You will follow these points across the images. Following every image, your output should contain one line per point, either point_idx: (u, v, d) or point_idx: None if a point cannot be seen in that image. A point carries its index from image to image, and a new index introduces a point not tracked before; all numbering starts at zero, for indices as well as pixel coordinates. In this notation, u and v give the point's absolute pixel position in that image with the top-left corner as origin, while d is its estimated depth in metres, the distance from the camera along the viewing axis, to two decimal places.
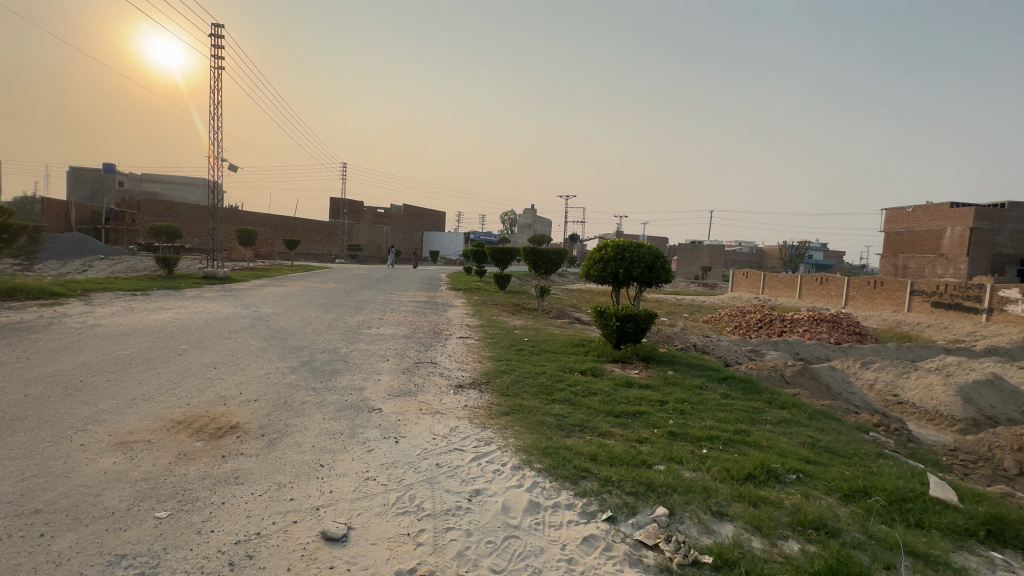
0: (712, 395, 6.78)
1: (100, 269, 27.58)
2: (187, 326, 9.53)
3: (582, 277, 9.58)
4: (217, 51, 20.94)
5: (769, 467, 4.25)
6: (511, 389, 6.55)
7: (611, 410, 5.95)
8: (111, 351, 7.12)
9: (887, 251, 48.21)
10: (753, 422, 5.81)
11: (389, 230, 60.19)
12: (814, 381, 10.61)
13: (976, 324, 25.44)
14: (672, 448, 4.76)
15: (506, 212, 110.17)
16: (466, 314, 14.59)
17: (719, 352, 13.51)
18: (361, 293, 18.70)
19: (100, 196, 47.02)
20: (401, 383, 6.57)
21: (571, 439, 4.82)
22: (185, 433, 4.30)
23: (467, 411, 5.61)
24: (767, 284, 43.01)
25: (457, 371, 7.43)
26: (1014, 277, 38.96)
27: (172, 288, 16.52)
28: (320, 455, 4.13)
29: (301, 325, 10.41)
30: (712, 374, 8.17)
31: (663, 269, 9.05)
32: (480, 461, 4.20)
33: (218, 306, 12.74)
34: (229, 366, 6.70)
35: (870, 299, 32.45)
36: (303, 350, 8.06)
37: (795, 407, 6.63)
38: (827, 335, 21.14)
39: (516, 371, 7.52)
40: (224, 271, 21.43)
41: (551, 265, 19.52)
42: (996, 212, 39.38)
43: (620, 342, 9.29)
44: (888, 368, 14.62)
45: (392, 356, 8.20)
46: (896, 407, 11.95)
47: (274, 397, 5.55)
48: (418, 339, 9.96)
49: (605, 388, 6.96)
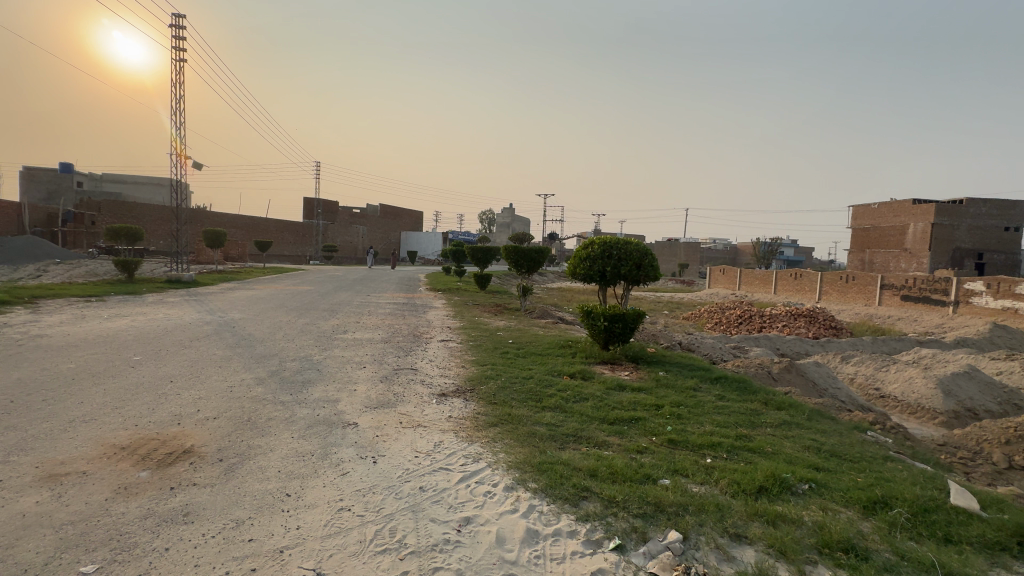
0: (707, 397, 6.52)
1: (55, 274, 26.04)
2: (145, 335, 8.78)
3: (569, 276, 9.22)
4: (178, 43, 19.93)
5: (780, 477, 3.96)
6: (498, 397, 6.13)
7: (605, 417, 5.61)
8: (53, 365, 6.41)
9: (855, 246, 49.59)
10: (753, 425, 5.55)
11: (365, 230, 58.97)
12: (802, 378, 10.52)
13: (944, 316, 26.16)
14: (675, 458, 4.44)
15: (484, 212, 109.70)
16: (447, 316, 14.05)
17: (704, 350, 13.37)
18: (337, 295, 17.99)
19: (56, 197, 44.61)
20: (379, 393, 6.06)
21: (567, 452, 4.45)
22: (128, 461, 3.74)
23: (452, 422, 5.17)
24: (743, 280, 43.71)
25: (440, 378, 6.97)
26: (972, 271, 40.31)
27: (132, 293, 15.56)
28: (286, 483, 3.62)
29: (270, 331, 9.74)
30: (704, 374, 7.92)
31: (652, 267, 8.79)
32: (469, 482, 3.78)
33: (181, 312, 11.93)
34: (188, 379, 6.08)
35: (842, 293, 33.16)
36: (272, 359, 7.45)
37: (792, 408, 6.41)
38: (805, 329, 21.38)
39: (502, 376, 7.10)
40: (190, 275, 20.39)
41: (533, 264, 19.16)
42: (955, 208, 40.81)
43: (608, 343, 8.99)
44: (867, 362, 14.74)
45: (370, 363, 7.67)
46: (879, 401, 12.01)
47: (237, 413, 5.00)
48: (397, 343, 9.42)
49: (596, 392, 6.63)
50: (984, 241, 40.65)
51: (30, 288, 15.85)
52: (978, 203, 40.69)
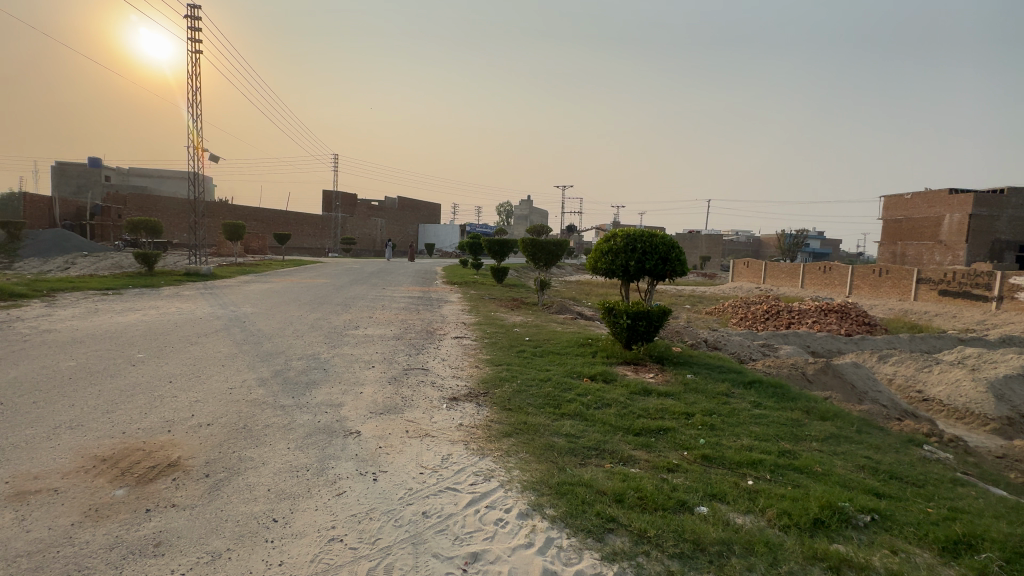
0: (741, 405, 5.95)
1: (82, 266, 26.64)
2: (154, 330, 8.61)
3: (589, 270, 8.69)
4: (194, 34, 19.87)
5: (837, 507, 3.43)
6: (512, 402, 5.68)
7: (630, 427, 5.13)
8: (54, 363, 6.21)
9: (886, 238, 47.52)
10: (796, 439, 4.98)
11: (383, 223, 59.05)
12: (839, 380, 9.84)
13: (986, 312, 24.72)
14: (712, 479, 3.93)
15: (502, 204, 109.35)
16: (462, 311, 13.65)
17: (731, 348, 12.71)
18: (351, 288, 17.79)
19: (85, 191, 45.80)
20: (386, 397, 5.67)
21: (589, 471, 3.99)
22: (105, 476, 3.41)
23: (462, 432, 4.74)
24: (768, 273, 42.38)
25: (452, 379, 6.56)
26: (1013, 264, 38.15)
27: (149, 286, 15.61)
28: (273, 505, 3.24)
29: (280, 327, 9.47)
30: (735, 377, 7.33)
31: (679, 261, 8.17)
32: (479, 506, 3.35)
33: (194, 305, 11.82)
34: (189, 379, 5.80)
35: (875, 287, 31.70)
36: (277, 357, 7.14)
37: (837, 418, 5.81)
38: (837, 326, 20.38)
39: (518, 379, 6.65)
40: (207, 268, 20.44)
41: (551, 257, 18.63)
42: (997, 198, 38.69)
43: (631, 342, 8.46)
44: (908, 362, 13.85)
45: (379, 362, 7.30)
46: (922, 405, 11.21)
47: (232, 419, 4.66)
48: (409, 340, 9.04)
49: (618, 397, 6.13)
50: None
51: (53, 280, 16.07)
52: (1021, 193, 38.51)
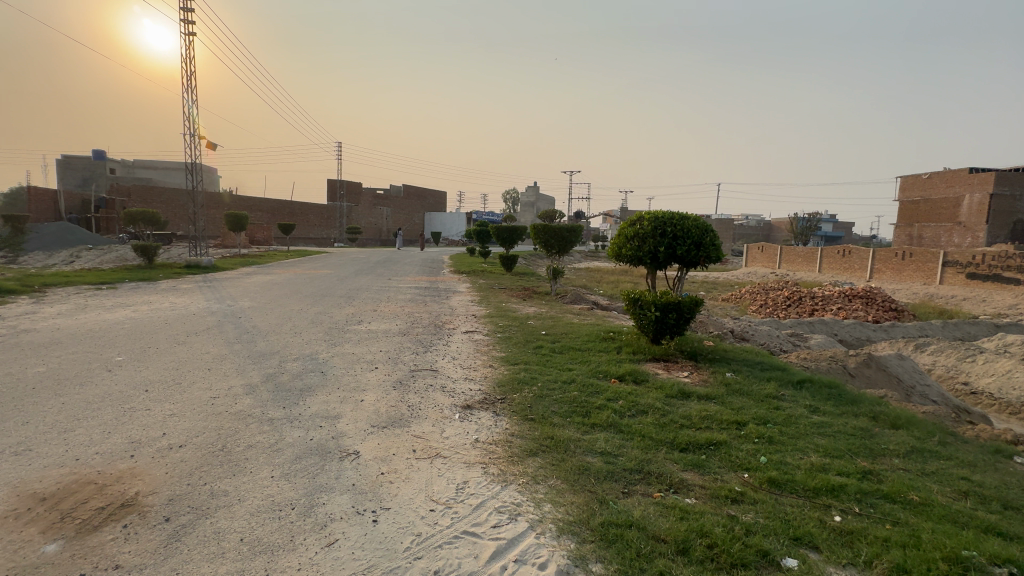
0: (797, 411, 5.19)
1: (86, 259, 26.26)
2: (140, 329, 7.98)
3: (612, 258, 7.91)
4: (187, 17, 19.11)
5: (965, 558, 2.69)
6: (534, 411, 4.94)
7: (674, 441, 4.39)
8: (20, 369, 5.55)
9: (902, 220, 45.98)
10: (874, 455, 4.23)
11: (389, 212, 58.30)
12: (883, 373, 9.06)
13: (1017, 295, 23.57)
14: (789, 514, 3.20)
15: (507, 193, 108.35)
16: (472, 302, 12.89)
17: (760, 339, 11.90)
18: (355, 280, 17.08)
19: (89, 184, 45.56)
20: (389, 406, 4.96)
21: (637, 504, 3.27)
22: (37, 526, 2.73)
23: (479, 451, 4.02)
24: (783, 258, 41.22)
25: (464, 382, 5.84)
26: None
27: (147, 279, 15.02)
28: (245, 565, 2.54)
29: (277, 323, 8.79)
30: (780, 375, 6.54)
31: (713, 246, 7.34)
32: (508, 565, 2.63)
33: (189, 300, 11.19)
34: (170, 388, 5.13)
35: (897, 271, 30.50)
36: (270, 358, 6.46)
37: (912, 426, 5.01)
38: (863, 312, 19.40)
39: (539, 380, 5.92)
40: (207, 259, 19.78)
41: (563, 243, 17.79)
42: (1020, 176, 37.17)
43: (659, 336, 7.70)
44: (948, 351, 12.97)
45: (383, 362, 6.59)
46: (970, 399, 10.38)
47: (210, 438, 3.97)
48: (416, 336, 8.32)
49: (654, 402, 5.37)
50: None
51: (48, 275, 15.48)
52: None
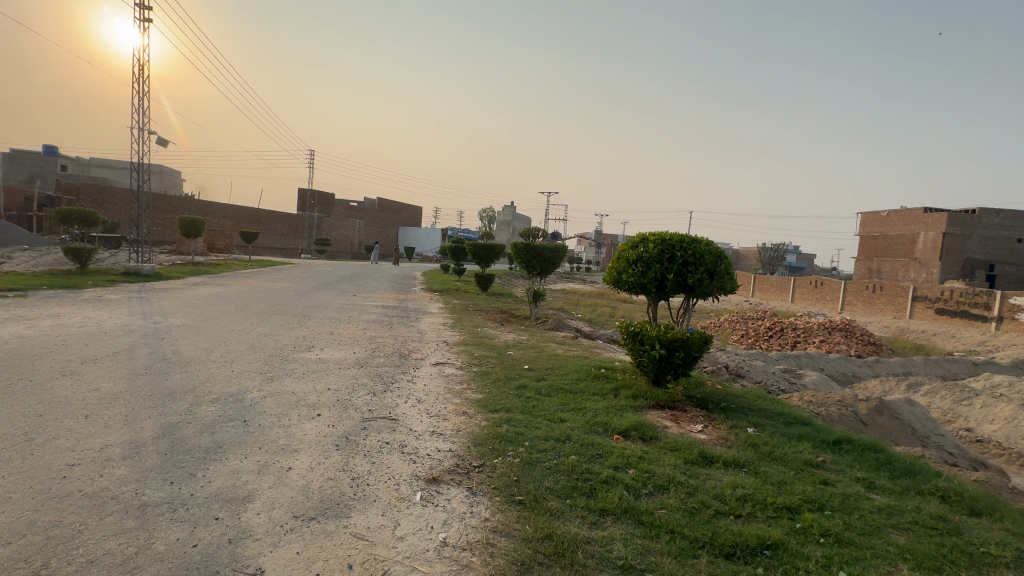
0: (852, 490, 4.10)
1: (18, 260, 23.64)
2: (26, 351, 6.36)
3: (609, 284, 6.83)
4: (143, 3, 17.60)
5: None
6: (523, 488, 3.69)
7: (714, 543, 3.21)
8: None
9: (863, 255, 47.25)
10: (979, 565, 3.18)
11: (361, 224, 56.42)
12: (896, 421, 8.21)
13: (984, 333, 23.79)
14: None
15: (483, 210, 108.16)
16: (444, 326, 11.57)
17: (756, 376, 10.99)
18: (316, 295, 15.51)
19: (37, 180, 42.36)
20: (324, 480, 3.60)
21: None
22: None
23: (447, 568, 2.74)
24: (757, 286, 41.47)
25: (430, 440, 4.53)
26: (984, 282, 37.95)
27: (70, 287, 13.10)
28: None
29: (206, 348, 7.26)
30: (811, 432, 5.49)
31: (728, 275, 6.37)
32: None
33: (109, 315, 9.47)
34: (13, 449, 3.63)
35: (868, 304, 30.77)
36: (180, 400, 4.97)
37: (998, 513, 3.99)
38: (846, 346, 18.96)
39: (526, 438, 4.65)
40: (150, 267, 17.74)
41: (545, 264, 16.76)
42: (968, 218, 38.33)
43: (661, 376, 6.60)
44: (943, 393, 12.39)
45: (328, 408, 5.18)
46: (977, 448, 9.69)
47: (25, 551, 2.55)
48: (376, 369, 6.96)
49: (672, 472, 4.19)
50: (996, 251, 38.28)
51: None
52: (991, 214, 38.35)
